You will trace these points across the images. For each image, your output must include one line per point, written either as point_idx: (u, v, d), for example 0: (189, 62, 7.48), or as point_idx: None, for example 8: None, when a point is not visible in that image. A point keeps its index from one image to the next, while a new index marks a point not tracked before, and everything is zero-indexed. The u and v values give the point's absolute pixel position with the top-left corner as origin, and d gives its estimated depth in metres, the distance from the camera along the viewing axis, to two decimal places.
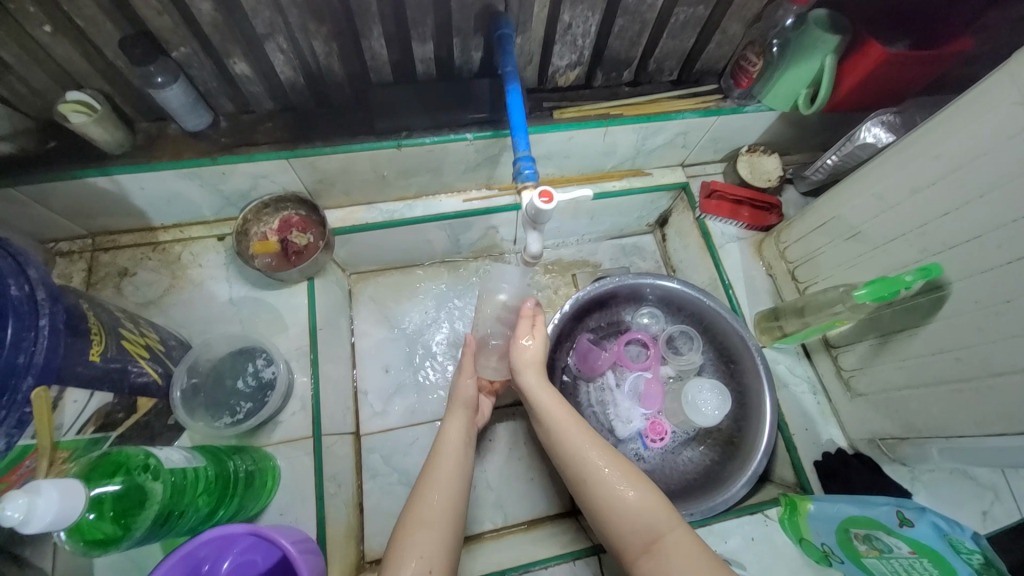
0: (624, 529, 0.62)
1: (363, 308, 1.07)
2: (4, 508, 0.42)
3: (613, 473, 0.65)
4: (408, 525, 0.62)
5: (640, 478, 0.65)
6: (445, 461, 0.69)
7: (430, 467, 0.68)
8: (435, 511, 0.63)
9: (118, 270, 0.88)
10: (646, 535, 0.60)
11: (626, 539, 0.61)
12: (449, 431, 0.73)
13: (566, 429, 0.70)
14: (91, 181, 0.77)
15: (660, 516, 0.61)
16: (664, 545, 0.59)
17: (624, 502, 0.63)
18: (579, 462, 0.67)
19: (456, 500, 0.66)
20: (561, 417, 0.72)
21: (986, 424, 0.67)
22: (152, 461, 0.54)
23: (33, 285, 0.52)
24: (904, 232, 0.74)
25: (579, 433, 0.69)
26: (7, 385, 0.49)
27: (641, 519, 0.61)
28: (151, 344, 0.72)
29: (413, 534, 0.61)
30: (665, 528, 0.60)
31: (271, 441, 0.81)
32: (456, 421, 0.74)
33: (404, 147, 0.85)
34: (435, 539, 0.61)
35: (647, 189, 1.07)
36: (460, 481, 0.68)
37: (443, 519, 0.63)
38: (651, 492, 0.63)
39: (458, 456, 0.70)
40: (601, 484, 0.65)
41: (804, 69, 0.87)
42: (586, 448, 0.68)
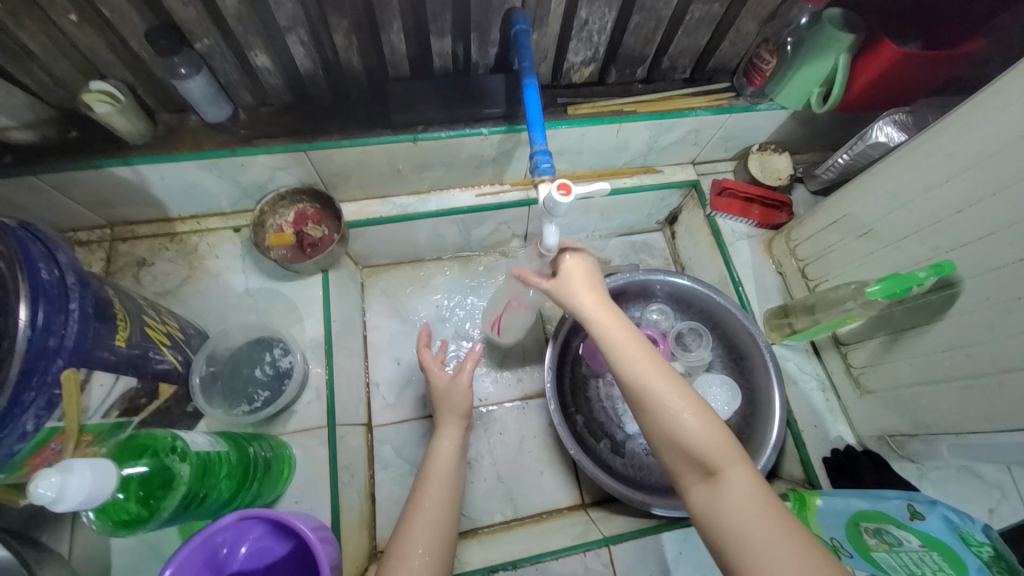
0: (680, 455, 0.57)
1: (375, 301, 1.08)
2: (37, 487, 0.42)
3: (672, 398, 0.58)
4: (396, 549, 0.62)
5: (702, 405, 0.59)
6: (437, 482, 0.70)
7: (421, 490, 0.69)
8: (431, 534, 0.63)
9: (136, 260, 0.89)
10: (702, 465, 0.56)
11: (680, 466, 0.57)
12: (442, 447, 0.74)
13: (622, 346, 0.63)
14: (112, 170, 0.78)
15: (721, 449, 0.56)
16: (722, 478, 0.55)
17: (680, 428, 0.57)
18: (633, 380, 0.60)
19: (448, 510, 0.67)
20: (617, 334, 0.64)
21: (997, 420, 0.67)
22: (179, 443, 0.55)
23: (62, 270, 0.53)
24: (917, 229, 0.74)
25: (627, 356, 0.62)
26: (38, 366, 0.50)
27: (699, 451, 0.56)
28: (172, 332, 0.73)
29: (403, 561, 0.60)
30: (723, 463, 0.55)
31: (286, 430, 0.82)
32: (449, 436, 0.75)
33: (419, 141, 0.86)
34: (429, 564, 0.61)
35: (658, 186, 1.08)
36: (450, 497, 0.69)
37: (437, 534, 0.64)
38: (712, 423, 0.57)
39: (451, 471, 0.72)
40: (657, 406, 0.58)
41: (817, 67, 0.88)
42: (643, 368, 0.60)
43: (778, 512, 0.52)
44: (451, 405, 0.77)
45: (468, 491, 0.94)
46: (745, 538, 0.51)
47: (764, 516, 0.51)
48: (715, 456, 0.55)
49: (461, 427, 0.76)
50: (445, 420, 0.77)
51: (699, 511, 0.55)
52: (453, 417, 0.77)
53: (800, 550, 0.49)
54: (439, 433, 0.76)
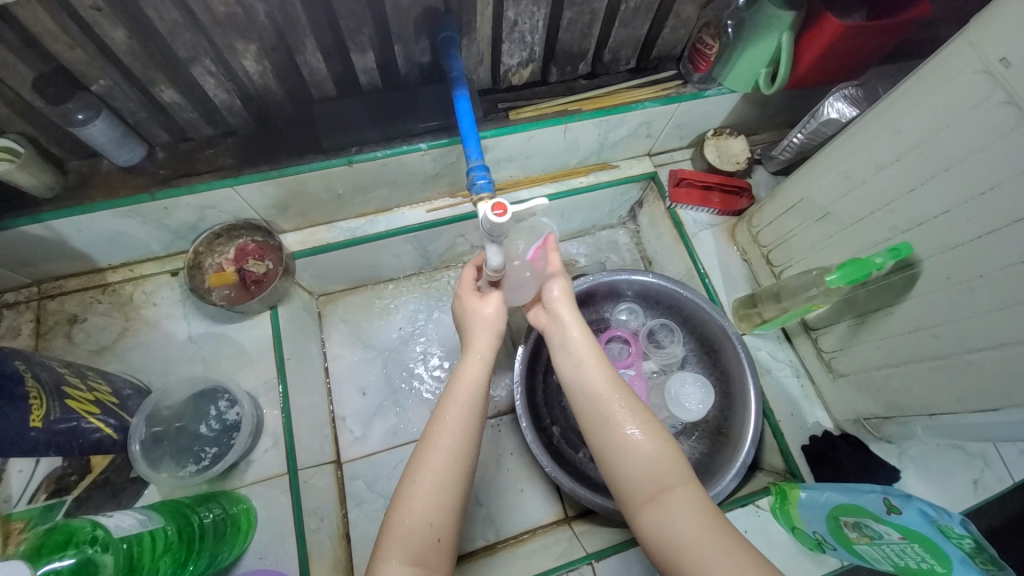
0: (631, 475, 0.58)
1: (334, 330, 1.03)
2: None
3: (628, 418, 0.61)
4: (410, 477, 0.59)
5: (656, 427, 0.61)
6: (461, 408, 0.63)
7: (443, 406, 0.63)
8: (447, 464, 0.59)
9: (67, 318, 0.84)
10: (654, 484, 0.57)
11: (632, 485, 0.58)
12: (467, 370, 0.66)
13: (586, 367, 0.66)
14: (23, 229, 0.72)
15: (671, 467, 0.58)
16: (671, 496, 0.56)
17: (634, 447, 0.59)
18: (592, 401, 0.64)
19: (469, 439, 0.62)
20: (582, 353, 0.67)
21: (967, 400, 0.66)
22: (100, 531, 0.50)
23: None
24: (872, 210, 0.72)
25: (592, 373, 0.65)
26: None
27: (649, 469, 0.58)
28: (102, 398, 0.68)
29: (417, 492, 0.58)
30: (673, 481, 0.57)
31: (244, 482, 0.78)
32: (477, 358, 0.68)
33: (355, 163, 0.81)
34: (442, 499, 0.58)
35: (615, 182, 1.05)
36: (473, 422, 0.63)
37: (455, 464, 0.60)
38: (663, 442, 0.60)
39: (477, 397, 0.65)
40: (614, 426, 0.61)
41: (762, 48, 0.84)
42: (603, 390, 0.64)
43: (724, 530, 0.53)
44: (484, 325, 0.70)
45: None
46: (694, 553, 0.52)
47: (710, 532, 0.53)
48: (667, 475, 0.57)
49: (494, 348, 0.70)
50: (475, 341, 0.69)
51: (647, 531, 0.56)
52: (485, 340, 0.69)
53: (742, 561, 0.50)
54: (466, 353, 0.69)
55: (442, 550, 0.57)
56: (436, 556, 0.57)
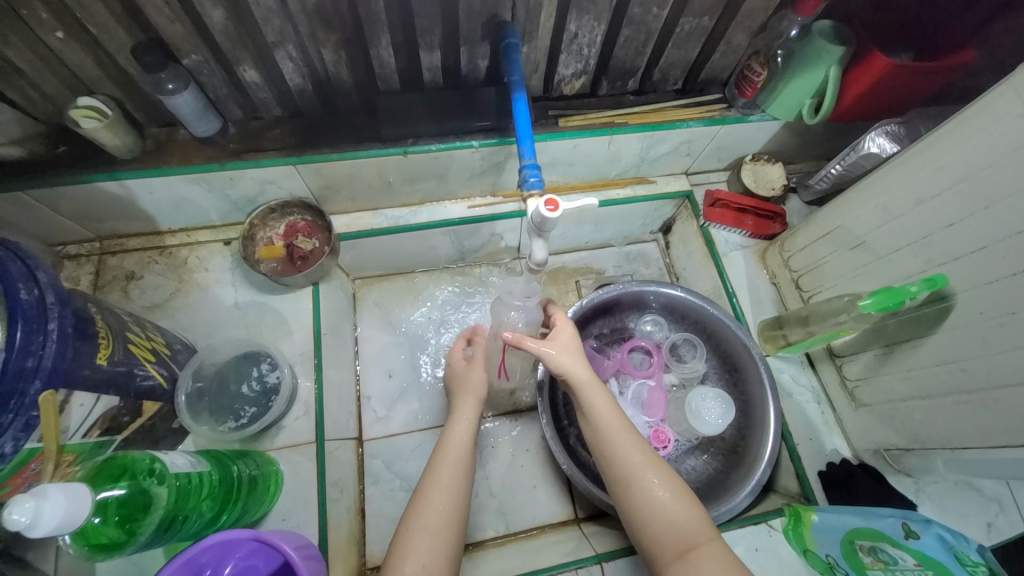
0: (658, 536, 0.59)
1: (366, 313, 1.07)
2: (10, 513, 0.40)
3: (654, 477, 0.62)
4: (409, 527, 0.62)
5: (680, 485, 0.62)
6: (449, 462, 0.68)
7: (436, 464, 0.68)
8: (441, 513, 0.63)
9: (125, 273, 0.89)
10: (682, 543, 0.58)
11: (659, 543, 0.59)
12: (455, 432, 0.71)
13: (607, 423, 0.65)
14: (101, 185, 0.78)
15: (698, 526, 0.59)
16: (699, 554, 0.57)
17: (661, 506, 0.60)
18: (615, 459, 0.64)
19: (459, 497, 0.66)
20: (604, 409, 0.66)
21: (990, 435, 0.67)
22: (157, 465, 0.53)
23: (42, 289, 0.52)
24: (908, 242, 0.74)
25: (615, 428, 0.65)
26: (15, 389, 0.48)
27: (677, 528, 0.59)
28: (158, 348, 0.72)
29: (413, 541, 0.61)
30: (703, 540, 0.58)
31: (274, 445, 0.81)
32: (465, 418, 0.73)
33: (410, 154, 0.85)
34: (440, 546, 0.61)
35: (651, 197, 1.08)
36: (463, 481, 0.67)
37: (448, 515, 0.64)
38: (688, 500, 0.61)
39: (466, 455, 0.69)
40: (640, 484, 0.62)
41: (809, 78, 0.87)
42: (627, 446, 0.64)
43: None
44: (471, 386, 0.76)
45: None
46: None
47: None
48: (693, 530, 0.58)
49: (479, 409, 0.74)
50: (461, 402, 0.75)
51: None
52: (469, 399, 0.75)
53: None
54: (455, 415, 0.73)
55: None
56: None
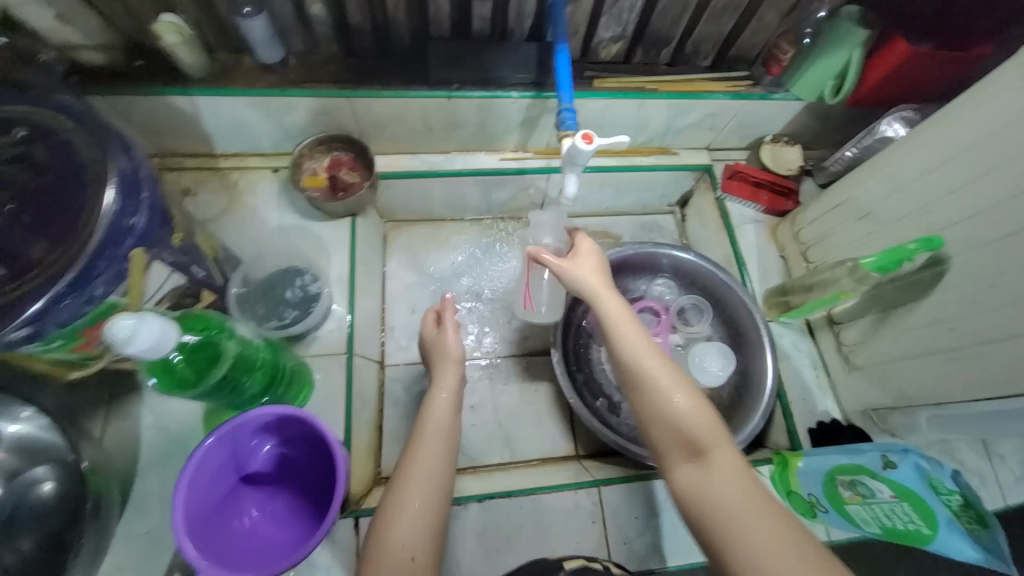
0: (667, 436, 0.61)
1: (395, 253, 1.14)
2: (115, 326, 0.45)
3: (666, 382, 0.62)
4: (388, 503, 0.62)
5: (695, 391, 0.63)
6: (437, 435, 0.69)
7: (416, 438, 0.69)
8: (425, 483, 0.64)
9: (181, 189, 0.96)
10: (692, 444, 0.59)
11: (669, 443, 0.61)
12: (437, 402, 0.73)
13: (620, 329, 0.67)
14: (172, 100, 0.85)
15: (710, 429, 0.60)
16: (707, 455, 0.58)
17: (673, 408, 0.61)
18: (628, 364, 0.65)
19: (444, 458, 0.67)
20: (619, 318, 0.68)
21: (972, 389, 0.72)
22: (227, 325, 0.60)
23: (137, 163, 0.57)
24: (912, 211, 0.79)
25: (628, 334, 0.66)
26: (112, 241, 0.53)
27: (688, 429, 0.60)
28: (212, 250, 0.80)
29: (396, 513, 0.61)
30: (712, 442, 0.59)
31: (307, 353, 0.88)
32: (446, 388, 0.75)
33: (454, 98, 0.92)
34: (423, 517, 0.61)
35: (673, 167, 1.13)
36: (447, 447, 0.69)
37: (433, 486, 0.64)
38: (701, 404, 0.62)
39: (448, 421, 0.71)
40: (652, 387, 0.62)
41: (833, 60, 0.94)
42: (640, 351, 0.65)
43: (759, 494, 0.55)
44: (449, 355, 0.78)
45: (469, 433, 1.00)
46: (726, 511, 0.54)
47: (744, 493, 0.55)
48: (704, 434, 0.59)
49: (459, 375, 0.78)
50: (442, 371, 0.77)
51: (682, 488, 0.59)
52: (449, 364, 0.78)
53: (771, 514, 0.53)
54: (434, 389, 0.76)
55: (421, 568, 0.58)
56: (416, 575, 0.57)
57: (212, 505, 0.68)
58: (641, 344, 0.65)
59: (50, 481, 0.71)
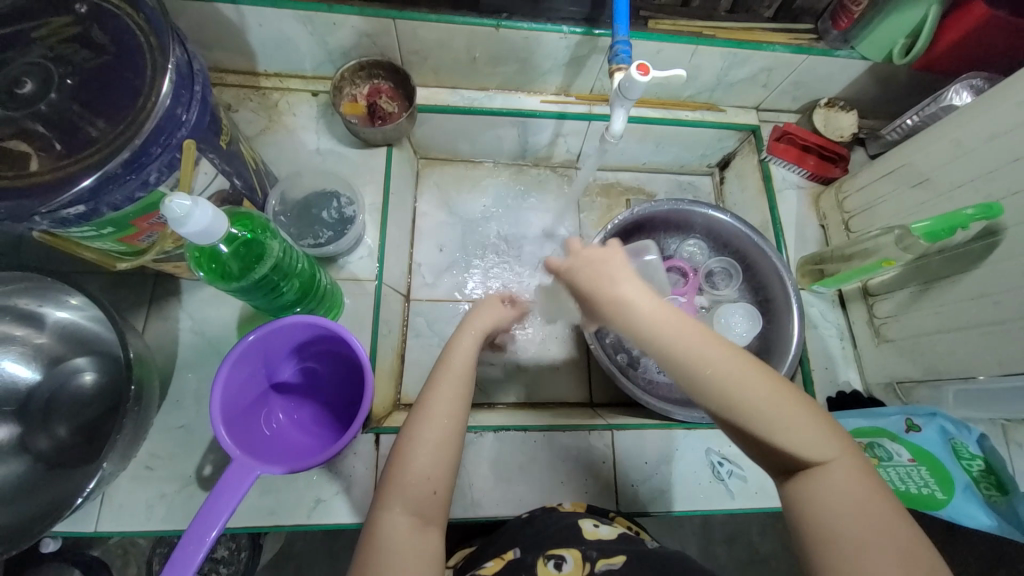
0: (773, 452, 0.51)
1: (427, 191, 1.14)
2: (171, 201, 0.46)
3: (758, 393, 0.49)
4: (404, 438, 0.59)
5: (796, 392, 0.51)
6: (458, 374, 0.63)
7: (437, 372, 0.63)
8: (445, 426, 0.59)
9: (222, 104, 0.96)
10: (800, 459, 0.50)
11: (775, 459, 0.51)
12: (460, 350, 0.65)
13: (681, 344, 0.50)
14: (220, 8, 0.84)
15: (823, 441, 0.49)
16: (823, 471, 0.49)
17: (774, 424, 0.49)
18: (706, 387, 0.50)
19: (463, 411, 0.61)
20: (676, 332, 0.50)
21: (1007, 364, 0.71)
22: (270, 225, 0.60)
23: (190, 55, 0.58)
24: (973, 178, 0.75)
25: (694, 342, 0.50)
26: (167, 128, 0.55)
27: (800, 447, 0.49)
28: (253, 162, 0.80)
29: (412, 448, 0.58)
30: (827, 456, 0.49)
31: (338, 276, 0.90)
32: (471, 337, 0.67)
33: (501, 28, 0.89)
34: (441, 455, 0.58)
35: (718, 124, 1.09)
36: (465, 392, 0.62)
37: (452, 428, 0.59)
38: (804, 412, 0.50)
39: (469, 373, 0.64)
40: (745, 401, 0.49)
41: (907, 17, 0.87)
42: (718, 360, 0.50)
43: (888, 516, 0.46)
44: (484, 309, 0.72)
45: (487, 371, 1.01)
46: (862, 544, 0.45)
47: (875, 517, 0.46)
48: (821, 450, 0.49)
49: (484, 332, 0.70)
50: (470, 319, 0.70)
51: (799, 513, 0.50)
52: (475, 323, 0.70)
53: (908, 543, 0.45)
54: (461, 331, 0.69)
55: (440, 502, 0.57)
56: (433, 509, 0.57)
57: (245, 406, 0.71)
58: (713, 351, 0.50)
59: (91, 372, 0.78)
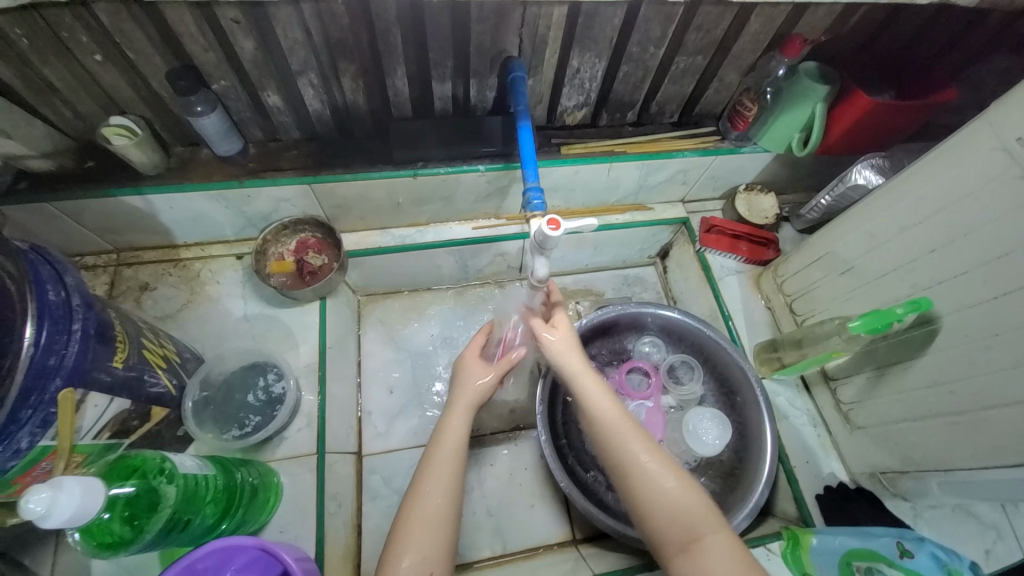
0: (660, 524, 0.60)
1: (371, 329, 1.10)
2: (27, 501, 0.43)
3: (655, 464, 0.62)
4: (404, 523, 0.62)
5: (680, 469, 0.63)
6: (446, 457, 0.67)
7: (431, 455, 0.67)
8: (438, 508, 0.63)
9: (139, 284, 0.92)
10: (682, 533, 0.59)
11: (663, 533, 0.59)
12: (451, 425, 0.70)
13: (609, 412, 0.66)
14: (125, 199, 0.81)
15: (703, 516, 0.59)
16: (702, 545, 0.57)
17: (667, 496, 0.60)
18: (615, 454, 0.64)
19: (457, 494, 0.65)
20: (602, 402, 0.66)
21: (982, 456, 0.68)
22: (167, 464, 0.57)
23: (68, 292, 0.54)
24: (895, 267, 0.77)
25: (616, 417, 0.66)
26: (37, 385, 0.50)
27: (682, 518, 0.59)
28: (169, 356, 0.75)
29: (413, 533, 0.61)
30: (705, 529, 0.58)
31: (275, 456, 0.82)
32: (458, 413, 0.72)
33: (419, 176, 0.90)
34: (439, 541, 0.61)
35: (649, 223, 1.12)
36: (460, 467, 0.67)
37: (441, 516, 0.62)
38: (690, 488, 0.61)
39: (459, 447, 0.68)
40: (635, 469, 0.62)
41: (796, 115, 0.93)
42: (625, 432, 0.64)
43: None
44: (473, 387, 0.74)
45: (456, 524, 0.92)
46: None
47: None
48: (703, 522, 0.58)
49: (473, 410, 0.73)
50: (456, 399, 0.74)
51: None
52: (463, 401, 0.73)
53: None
54: (449, 407, 0.73)
55: None
56: None
57: None
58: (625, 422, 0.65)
59: None
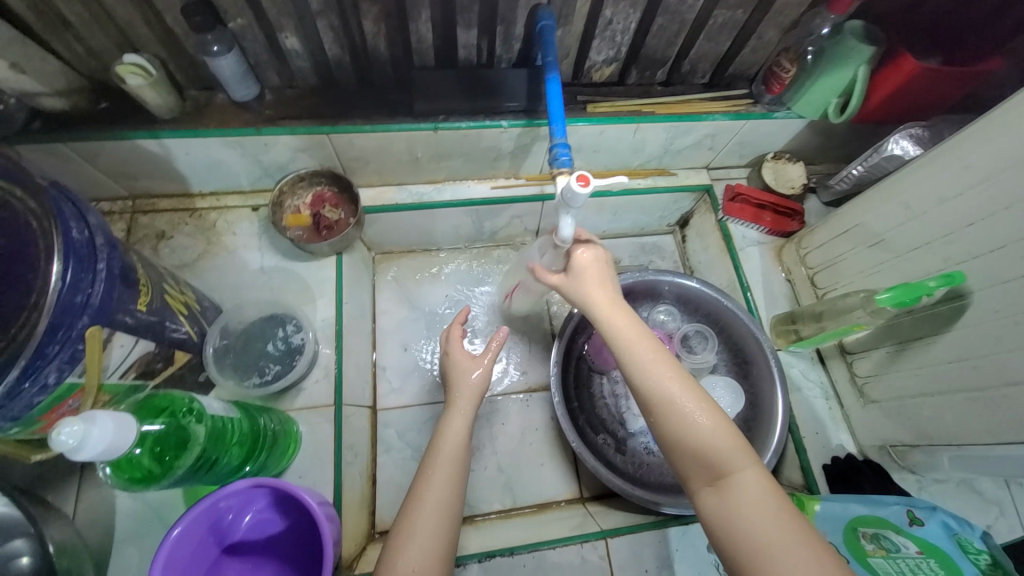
0: (687, 460, 0.58)
1: (385, 287, 1.09)
2: (59, 434, 0.43)
3: (685, 398, 0.59)
4: (397, 541, 0.61)
5: (711, 403, 0.59)
6: (443, 467, 0.66)
7: (427, 469, 0.66)
8: (436, 516, 0.62)
9: (156, 232, 0.91)
10: (710, 470, 0.56)
11: (688, 468, 0.58)
12: (450, 433, 0.69)
13: (633, 345, 0.63)
14: (141, 143, 0.80)
15: (733, 454, 0.56)
16: (730, 482, 0.55)
17: (695, 430, 0.57)
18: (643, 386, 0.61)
19: (455, 494, 0.65)
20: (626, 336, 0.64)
21: (999, 432, 0.68)
22: (196, 405, 0.57)
23: (92, 230, 0.53)
24: (928, 241, 0.75)
25: (642, 350, 0.63)
26: (64, 321, 0.49)
27: (712, 455, 0.56)
28: (189, 303, 0.75)
29: (408, 546, 0.59)
30: (736, 465, 0.55)
31: (294, 406, 0.84)
32: (458, 417, 0.71)
33: (440, 130, 0.87)
34: (432, 551, 0.60)
35: (672, 189, 1.09)
36: (459, 477, 0.66)
37: (440, 518, 0.62)
38: (720, 425, 0.58)
39: (459, 456, 0.68)
40: (666, 405, 0.59)
41: (837, 78, 0.88)
42: (650, 365, 0.61)
43: (790, 517, 0.52)
44: (468, 386, 0.73)
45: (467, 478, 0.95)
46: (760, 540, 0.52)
47: (779, 525, 0.52)
48: (733, 459, 0.56)
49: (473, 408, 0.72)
50: (455, 402, 0.72)
51: (706, 515, 0.56)
52: (462, 401, 0.72)
53: (810, 557, 0.49)
54: (449, 412, 0.72)
55: None
56: None
57: None
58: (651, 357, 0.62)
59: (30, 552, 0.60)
